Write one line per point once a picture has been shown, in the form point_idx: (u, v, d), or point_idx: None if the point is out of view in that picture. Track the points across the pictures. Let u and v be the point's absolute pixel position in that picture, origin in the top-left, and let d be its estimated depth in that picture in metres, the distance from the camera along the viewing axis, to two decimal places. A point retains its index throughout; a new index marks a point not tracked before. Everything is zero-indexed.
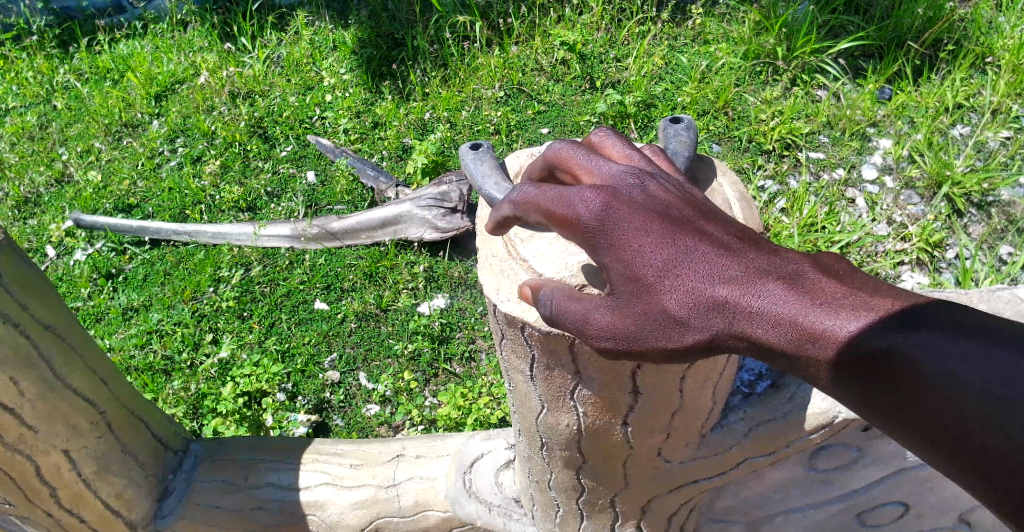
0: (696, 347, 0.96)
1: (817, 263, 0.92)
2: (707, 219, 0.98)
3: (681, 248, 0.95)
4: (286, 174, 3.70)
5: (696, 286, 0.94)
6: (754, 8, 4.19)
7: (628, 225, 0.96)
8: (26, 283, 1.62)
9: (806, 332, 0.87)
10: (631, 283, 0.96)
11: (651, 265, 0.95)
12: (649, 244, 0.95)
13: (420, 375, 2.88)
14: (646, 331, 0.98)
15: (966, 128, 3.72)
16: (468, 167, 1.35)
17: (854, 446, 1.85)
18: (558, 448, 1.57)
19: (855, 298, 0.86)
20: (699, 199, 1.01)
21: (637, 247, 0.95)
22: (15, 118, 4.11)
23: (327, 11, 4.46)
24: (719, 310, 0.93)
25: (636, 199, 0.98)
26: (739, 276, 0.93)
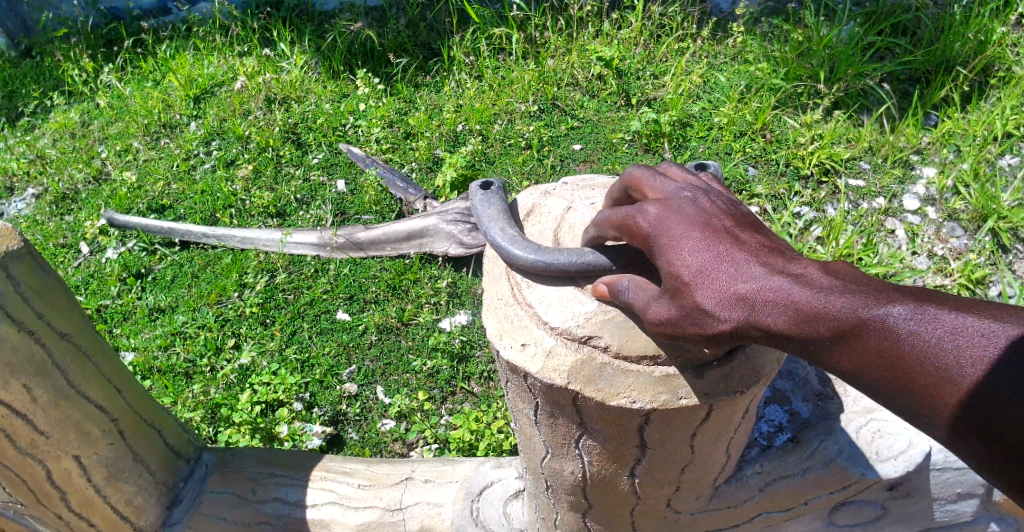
0: (727, 339, 1.02)
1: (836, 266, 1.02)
2: (746, 227, 1.07)
3: (722, 249, 1.03)
4: (317, 181, 3.71)
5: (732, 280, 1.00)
6: (798, 28, 4.08)
7: (679, 232, 1.05)
8: (44, 291, 1.62)
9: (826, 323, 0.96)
10: (674, 279, 1.03)
11: (692, 264, 1.02)
12: (696, 245, 1.03)
13: (437, 393, 2.86)
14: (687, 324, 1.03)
15: (1014, 158, 3.59)
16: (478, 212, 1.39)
17: (879, 504, 1.79)
18: (564, 492, 1.57)
19: (862, 291, 0.97)
20: (741, 214, 1.11)
21: (681, 249, 1.04)
22: (59, 115, 4.21)
23: (366, 19, 4.48)
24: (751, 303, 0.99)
25: (688, 210, 1.08)
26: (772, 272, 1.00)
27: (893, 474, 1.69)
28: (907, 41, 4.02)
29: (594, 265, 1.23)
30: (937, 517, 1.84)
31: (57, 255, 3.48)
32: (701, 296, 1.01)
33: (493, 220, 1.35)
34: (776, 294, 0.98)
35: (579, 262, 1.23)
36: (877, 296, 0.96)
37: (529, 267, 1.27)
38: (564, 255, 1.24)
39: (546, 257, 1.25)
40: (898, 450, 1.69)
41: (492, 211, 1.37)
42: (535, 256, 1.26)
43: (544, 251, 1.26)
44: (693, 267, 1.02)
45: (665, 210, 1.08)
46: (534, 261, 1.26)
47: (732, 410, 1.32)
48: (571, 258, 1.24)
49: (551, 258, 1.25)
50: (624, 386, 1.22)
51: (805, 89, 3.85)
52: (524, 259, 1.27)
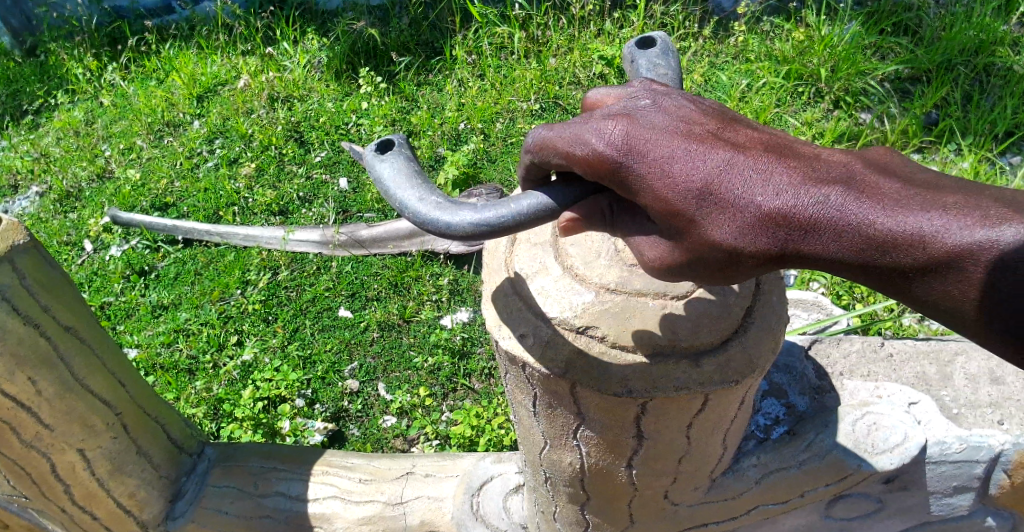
0: (742, 265, 0.96)
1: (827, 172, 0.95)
2: (718, 135, 0.98)
3: (716, 171, 0.93)
4: (319, 180, 3.73)
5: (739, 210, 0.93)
6: (800, 27, 4.07)
7: (662, 154, 0.94)
8: (51, 284, 1.65)
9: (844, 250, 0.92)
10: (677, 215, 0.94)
11: (694, 196, 0.93)
12: (690, 170, 0.93)
13: (438, 389, 2.88)
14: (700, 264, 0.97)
15: (1015, 157, 3.59)
16: (371, 176, 1.07)
17: (875, 498, 1.81)
18: (562, 484, 1.59)
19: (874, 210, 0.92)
20: (700, 114, 1.01)
21: (672, 177, 0.93)
22: (63, 114, 4.23)
23: (369, 18, 4.49)
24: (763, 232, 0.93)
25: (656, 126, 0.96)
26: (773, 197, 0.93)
27: (889, 467, 1.69)
28: (909, 41, 4.02)
29: (533, 218, 0.99)
30: (933, 511, 1.86)
31: (61, 253, 3.51)
32: (711, 225, 0.93)
33: (389, 179, 1.03)
34: (790, 209, 0.92)
35: (505, 217, 0.98)
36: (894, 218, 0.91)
37: (442, 236, 0.99)
38: (482, 209, 0.98)
39: (459, 217, 0.98)
40: (893, 443, 1.69)
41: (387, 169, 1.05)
42: (447, 217, 0.98)
43: (457, 207, 0.99)
44: (697, 201, 0.93)
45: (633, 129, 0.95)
46: (446, 225, 0.98)
47: (727, 401, 1.33)
48: (492, 212, 0.98)
49: (466, 217, 0.98)
50: (620, 376, 1.24)
51: (806, 88, 3.85)
52: (435, 227, 0.98)
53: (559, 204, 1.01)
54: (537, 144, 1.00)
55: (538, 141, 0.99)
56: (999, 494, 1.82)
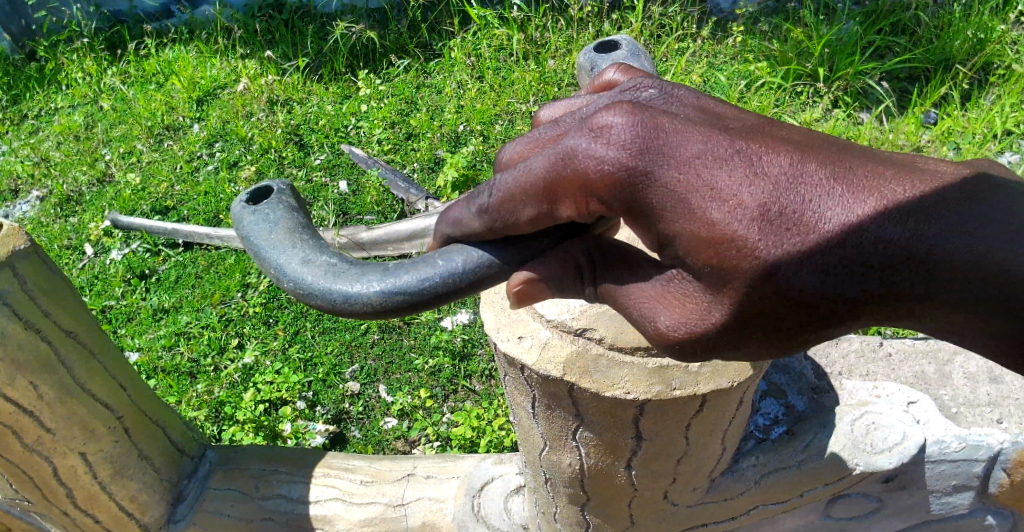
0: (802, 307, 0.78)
1: (870, 163, 0.81)
2: (740, 125, 0.82)
3: (759, 168, 0.76)
4: (319, 183, 3.74)
5: (799, 220, 0.75)
6: (798, 27, 4.07)
7: (690, 149, 0.76)
8: (51, 289, 1.66)
9: (922, 265, 0.76)
10: (723, 237, 0.74)
11: (742, 204, 0.74)
12: (730, 168, 0.75)
13: (439, 391, 2.88)
14: (747, 312, 0.78)
15: (1014, 156, 3.57)
16: (241, 234, 0.86)
17: (875, 497, 1.82)
18: (562, 484, 1.59)
19: (935, 199, 0.77)
20: (706, 105, 0.86)
21: (713, 179, 0.75)
22: (63, 118, 4.24)
23: (368, 21, 4.49)
24: (827, 251, 0.75)
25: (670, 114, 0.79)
26: (831, 201, 0.76)
27: (887, 466, 1.70)
28: (907, 41, 4.02)
29: (456, 287, 0.79)
30: (932, 510, 1.86)
31: (62, 257, 3.52)
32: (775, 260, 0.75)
33: (264, 239, 0.83)
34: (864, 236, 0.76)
35: (419, 286, 0.78)
36: (960, 204, 0.77)
37: (340, 313, 0.79)
38: (388, 277, 0.78)
39: (360, 287, 0.78)
40: (892, 442, 1.70)
41: (260, 224, 0.84)
42: (344, 288, 0.78)
43: (358, 274, 0.79)
44: (749, 211, 0.74)
45: (644, 119, 0.76)
46: (343, 298, 0.78)
47: (725, 403, 1.34)
48: (401, 280, 0.78)
49: (368, 288, 0.78)
50: (618, 377, 1.25)
51: (804, 88, 3.85)
52: (329, 302, 0.79)
53: (495, 266, 0.80)
54: (500, 192, 0.77)
55: (507, 172, 0.78)
56: (998, 492, 1.82)
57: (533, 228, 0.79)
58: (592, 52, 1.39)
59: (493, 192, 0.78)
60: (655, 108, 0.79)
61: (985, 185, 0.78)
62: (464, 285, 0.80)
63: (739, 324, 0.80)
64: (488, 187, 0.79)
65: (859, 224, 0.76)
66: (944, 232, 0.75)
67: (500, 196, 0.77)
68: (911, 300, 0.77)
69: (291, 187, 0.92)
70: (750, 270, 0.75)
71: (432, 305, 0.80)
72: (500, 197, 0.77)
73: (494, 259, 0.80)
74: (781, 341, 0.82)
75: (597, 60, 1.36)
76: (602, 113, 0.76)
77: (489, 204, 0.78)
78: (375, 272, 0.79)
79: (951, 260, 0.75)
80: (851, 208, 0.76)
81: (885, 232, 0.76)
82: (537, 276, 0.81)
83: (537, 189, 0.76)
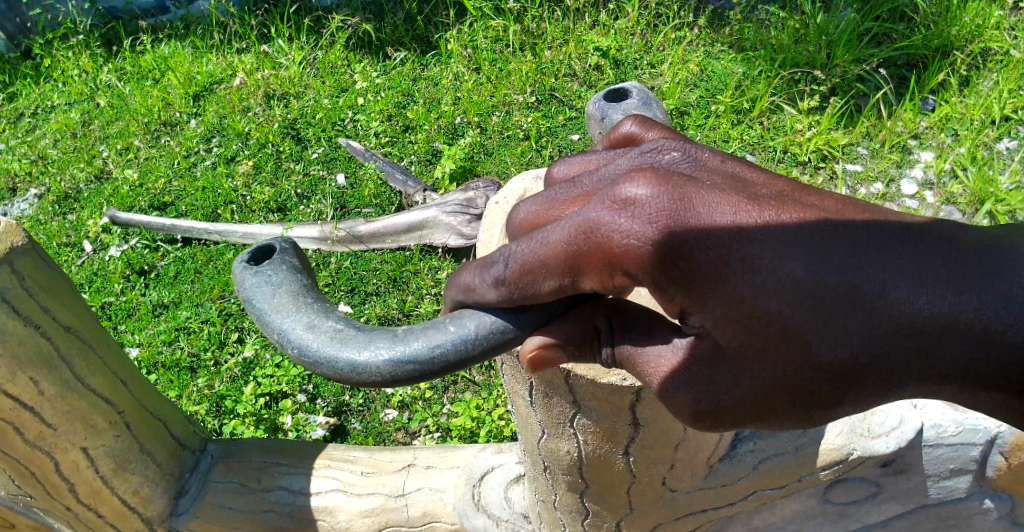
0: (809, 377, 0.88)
1: (873, 225, 0.87)
2: (752, 191, 0.89)
3: (772, 242, 0.85)
4: (316, 176, 3.74)
5: (809, 293, 0.84)
6: (795, 15, 4.06)
7: (709, 223, 0.84)
8: (50, 285, 1.67)
9: (927, 329, 0.83)
10: (741, 314, 0.85)
11: (757, 283, 0.84)
12: (746, 243, 0.84)
13: (439, 382, 2.87)
14: (764, 379, 0.89)
15: (1013, 142, 3.58)
16: (245, 298, 0.95)
17: (872, 481, 1.84)
18: (560, 472, 1.60)
19: (937, 261, 0.83)
20: (718, 170, 0.93)
21: (732, 260, 0.84)
22: (59, 115, 4.23)
23: (363, 14, 4.48)
24: (835, 323, 0.85)
25: (692, 184, 0.86)
26: (839, 273, 0.84)
27: (884, 450, 1.73)
28: (905, 27, 4.00)
29: (461, 355, 0.86)
30: (930, 494, 1.87)
31: (61, 254, 3.52)
32: (788, 331, 0.86)
33: (272, 305, 0.92)
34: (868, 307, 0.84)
35: (426, 356, 0.85)
36: (961, 266, 0.82)
37: (349, 379, 0.88)
38: (396, 345, 0.86)
39: (368, 355, 0.86)
40: (890, 427, 1.73)
41: (265, 290, 0.93)
42: (352, 357, 0.87)
43: (365, 341, 0.88)
44: (763, 286, 0.84)
45: (667, 193, 0.83)
46: (352, 367, 0.86)
47: None
48: (408, 350, 0.85)
49: (375, 356, 0.86)
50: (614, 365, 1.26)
51: (802, 75, 3.84)
52: (339, 368, 0.87)
53: (501, 334, 0.86)
54: (517, 263, 0.82)
55: (529, 241, 0.83)
56: (996, 476, 1.83)
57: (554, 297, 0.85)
58: (601, 101, 1.41)
59: (508, 263, 0.83)
60: (677, 180, 0.85)
61: (984, 244, 0.84)
62: (471, 352, 0.85)
63: (760, 389, 0.90)
64: (504, 256, 0.83)
65: (864, 294, 0.84)
66: (948, 298, 0.82)
67: (520, 268, 0.82)
68: (921, 364, 0.84)
69: (292, 247, 1.02)
70: (765, 343, 0.87)
71: (438, 372, 0.87)
72: (519, 269, 0.82)
73: (502, 325, 0.86)
74: (800, 402, 0.91)
75: (606, 108, 1.38)
76: (631, 194, 0.82)
77: (505, 277, 0.83)
78: (382, 340, 0.87)
79: (939, 320, 0.83)
80: (856, 280, 0.84)
81: (890, 301, 0.83)
82: (552, 341, 0.90)
83: (562, 263, 0.81)
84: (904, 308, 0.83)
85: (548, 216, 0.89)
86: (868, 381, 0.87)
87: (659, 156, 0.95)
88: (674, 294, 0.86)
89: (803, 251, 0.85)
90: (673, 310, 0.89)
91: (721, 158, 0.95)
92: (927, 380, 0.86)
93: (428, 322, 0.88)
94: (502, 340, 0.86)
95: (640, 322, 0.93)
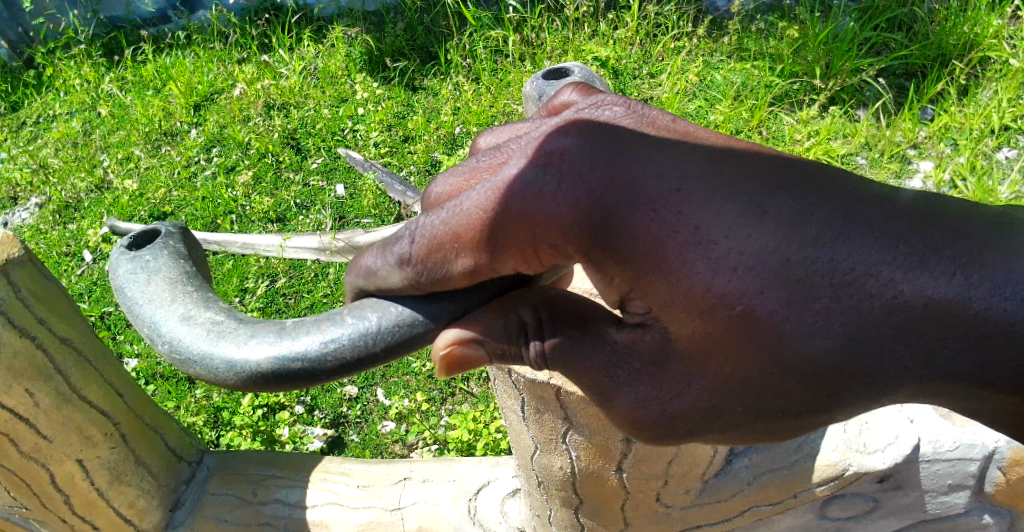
0: (765, 371, 0.83)
1: (858, 204, 0.80)
2: (700, 152, 0.86)
3: (733, 214, 0.80)
4: (316, 186, 3.75)
5: (786, 272, 0.78)
6: (794, 25, 4.06)
7: (646, 189, 0.82)
8: (46, 297, 1.69)
9: (922, 319, 0.76)
10: (697, 298, 0.81)
11: (715, 258, 0.80)
12: (693, 208, 0.81)
13: (437, 394, 2.87)
14: (717, 379, 0.86)
15: (1012, 151, 3.57)
16: (121, 288, 0.92)
17: (870, 497, 1.84)
18: (555, 488, 1.60)
19: (926, 237, 0.77)
20: (662, 128, 0.94)
21: (672, 233, 0.81)
22: (61, 125, 4.25)
23: (364, 24, 4.50)
24: (813, 313, 0.79)
25: (626, 145, 0.85)
26: (816, 250, 0.78)
27: (881, 466, 1.73)
28: (904, 36, 3.99)
29: (357, 354, 0.81)
30: (929, 509, 1.86)
31: (61, 264, 3.53)
32: (741, 315, 0.81)
33: (148, 295, 0.89)
34: (839, 283, 0.77)
35: (313, 352, 0.81)
36: (957, 244, 0.77)
37: (224, 381, 0.83)
38: (280, 341, 0.82)
39: (246, 351, 0.82)
40: (886, 442, 1.73)
41: (142, 277, 0.91)
42: (229, 354, 0.82)
43: (244, 336, 0.83)
44: (719, 263, 0.80)
45: (592, 158, 0.84)
46: (228, 364, 0.81)
47: None
48: (295, 345, 0.81)
49: (254, 354, 0.81)
50: None
51: (801, 85, 3.86)
52: (213, 367, 0.82)
53: (408, 328, 0.83)
54: (424, 241, 0.82)
55: (440, 214, 0.83)
56: (994, 492, 1.82)
57: (471, 278, 0.84)
58: (539, 81, 1.52)
59: (414, 239, 0.82)
60: (605, 143, 0.85)
61: (990, 227, 0.78)
62: (370, 348, 0.81)
63: (718, 390, 0.86)
64: (409, 233, 0.83)
65: (853, 279, 0.77)
66: (950, 281, 0.75)
67: (427, 246, 0.82)
68: (921, 363, 0.78)
69: (182, 236, 1.01)
70: (729, 334, 0.82)
71: (329, 373, 0.82)
72: (427, 247, 0.82)
73: (411, 317, 0.83)
74: (769, 407, 0.87)
75: (544, 87, 1.49)
76: (551, 159, 0.83)
77: (411, 255, 0.82)
78: (265, 335, 0.83)
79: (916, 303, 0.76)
80: (834, 261, 0.77)
81: (882, 285, 0.77)
82: (468, 337, 0.85)
83: (473, 236, 0.81)
84: (895, 292, 0.76)
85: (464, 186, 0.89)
86: (854, 376, 0.81)
87: (600, 110, 0.98)
88: (616, 274, 0.85)
89: (773, 224, 0.79)
90: (614, 297, 0.89)
91: (665, 116, 0.97)
92: (931, 384, 0.79)
93: (321, 317, 0.84)
94: (408, 335, 0.83)
95: (577, 313, 0.91)
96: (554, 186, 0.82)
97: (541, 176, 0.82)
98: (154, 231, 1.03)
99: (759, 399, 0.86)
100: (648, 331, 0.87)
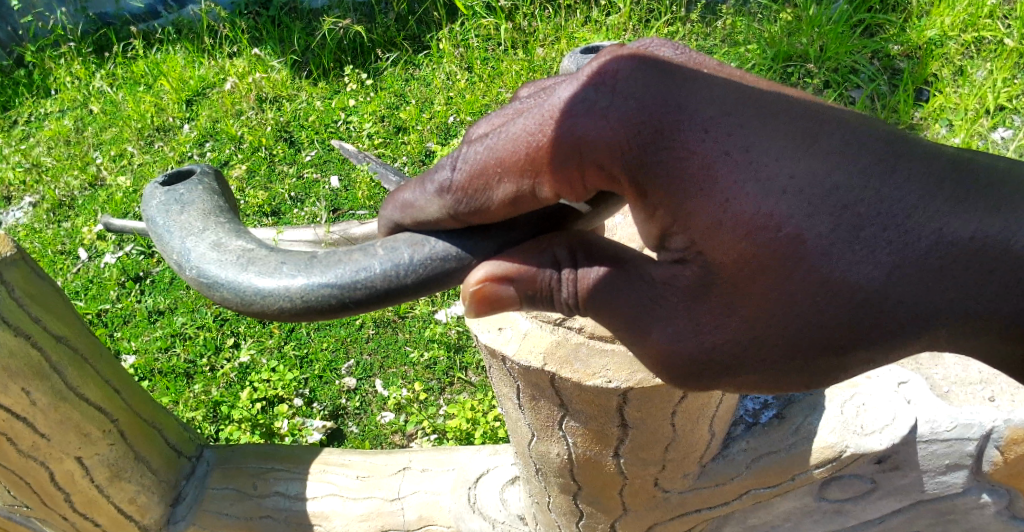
0: (803, 303, 0.89)
1: (903, 147, 0.88)
2: (748, 86, 0.89)
3: (781, 142, 0.85)
4: (310, 179, 3.74)
5: (835, 199, 0.84)
6: (787, 8, 4.05)
7: (696, 110, 0.84)
8: (41, 297, 1.69)
9: (968, 252, 0.86)
10: (748, 221, 0.84)
11: (764, 181, 0.84)
12: (744, 132, 0.84)
13: (435, 384, 2.87)
14: (756, 311, 0.90)
15: (1008, 131, 3.55)
16: (150, 217, 0.90)
17: (869, 478, 1.85)
18: (553, 475, 1.60)
19: (963, 182, 0.88)
20: (708, 67, 0.98)
21: (724, 158, 0.84)
22: (53, 123, 4.23)
23: (356, 14, 4.46)
24: (861, 240, 0.85)
25: (674, 69, 0.86)
26: (863, 181, 0.85)
27: (877, 447, 1.72)
28: (898, 18, 3.96)
29: (389, 285, 0.80)
30: (927, 489, 1.87)
31: (56, 262, 3.52)
32: (788, 240, 0.85)
33: (180, 225, 0.86)
34: (880, 212, 0.85)
35: (347, 280, 0.79)
36: (979, 192, 0.88)
37: (252, 308, 0.81)
38: (313, 270, 0.80)
39: (278, 279, 0.80)
40: (882, 424, 1.73)
41: (173, 208, 0.88)
42: (259, 281, 0.80)
43: (276, 264, 0.81)
44: (769, 186, 0.84)
45: (641, 79, 0.84)
46: (257, 290, 0.80)
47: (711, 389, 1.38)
48: (326, 274, 0.80)
49: (285, 282, 0.79)
50: (600, 365, 1.31)
51: (795, 68, 3.83)
52: (242, 293, 0.80)
53: (442, 263, 0.83)
54: (467, 168, 0.81)
55: (483, 141, 0.83)
56: (992, 471, 1.82)
57: (511, 208, 0.83)
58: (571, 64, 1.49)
59: (455, 168, 0.82)
60: (655, 64, 0.85)
61: (1003, 182, 0.89)
62: (403, 280, 0.80)
63: (758, 323, 0.91)
64: (450, 163, 0.83)
65: (901, 212, 0.85)
66: (971, 223, 0.86)
67: (469, 173, 0.81)
68: (932, 300, 0.88)
69: (215, 175, 0.98)
70: (776, 261, 0.86)
71: (358, 303, 0.80)
72: (469, 174, 0.81)
73: (444, 251, 0.83)
74: (809, 344, 0.92)
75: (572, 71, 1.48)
76: (599, 82, 0.83)
77: (451, 184, 0.81)
78: (297, 264, 0.81)
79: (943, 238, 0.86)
80: (879, 192, 0.85)
81: (927, 218, 0.86)
82: (500, 277, 0.86)
83: (518, 162, 0.81)
84: (935, 226, 0.86)
85: (503, 120, 0.88)
86: (884, 315, 0.89)
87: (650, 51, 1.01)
88: (659, 206, 0.86)
89: (824, 155, 0.86)
90: (655, 232, 0.90)
91: (712, 60, 1.01)
92: (965, 322, 0.89)
93: (353, 249, 0.83)
94: (440, 270, 0.82)
95: (608, 252, 0.92)
96: (606, 105, 0.82)
97: (592, 96, 0.82)
98: (186, 170, 1.00)
99: (799, 334, 0.91)
100: (688, 267, 0.88)
